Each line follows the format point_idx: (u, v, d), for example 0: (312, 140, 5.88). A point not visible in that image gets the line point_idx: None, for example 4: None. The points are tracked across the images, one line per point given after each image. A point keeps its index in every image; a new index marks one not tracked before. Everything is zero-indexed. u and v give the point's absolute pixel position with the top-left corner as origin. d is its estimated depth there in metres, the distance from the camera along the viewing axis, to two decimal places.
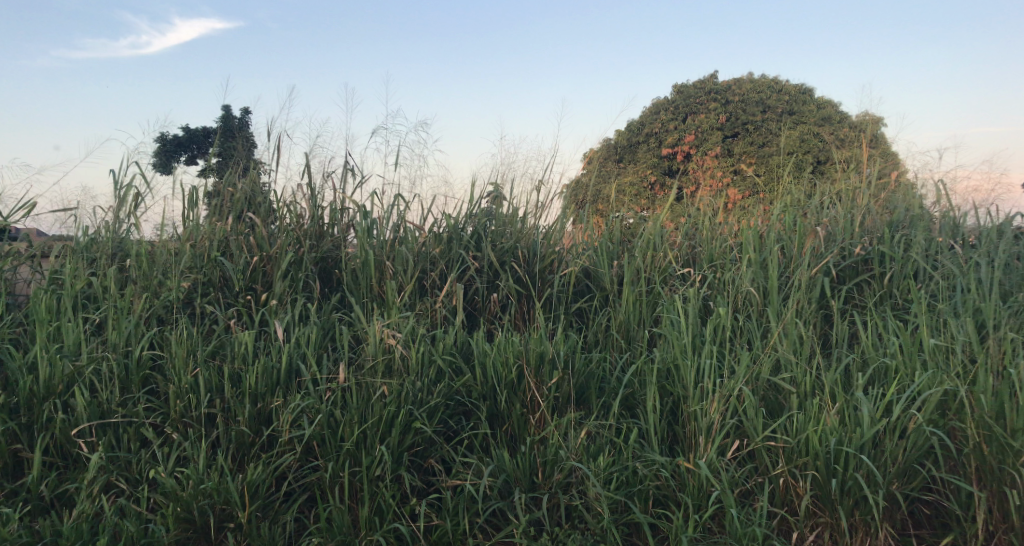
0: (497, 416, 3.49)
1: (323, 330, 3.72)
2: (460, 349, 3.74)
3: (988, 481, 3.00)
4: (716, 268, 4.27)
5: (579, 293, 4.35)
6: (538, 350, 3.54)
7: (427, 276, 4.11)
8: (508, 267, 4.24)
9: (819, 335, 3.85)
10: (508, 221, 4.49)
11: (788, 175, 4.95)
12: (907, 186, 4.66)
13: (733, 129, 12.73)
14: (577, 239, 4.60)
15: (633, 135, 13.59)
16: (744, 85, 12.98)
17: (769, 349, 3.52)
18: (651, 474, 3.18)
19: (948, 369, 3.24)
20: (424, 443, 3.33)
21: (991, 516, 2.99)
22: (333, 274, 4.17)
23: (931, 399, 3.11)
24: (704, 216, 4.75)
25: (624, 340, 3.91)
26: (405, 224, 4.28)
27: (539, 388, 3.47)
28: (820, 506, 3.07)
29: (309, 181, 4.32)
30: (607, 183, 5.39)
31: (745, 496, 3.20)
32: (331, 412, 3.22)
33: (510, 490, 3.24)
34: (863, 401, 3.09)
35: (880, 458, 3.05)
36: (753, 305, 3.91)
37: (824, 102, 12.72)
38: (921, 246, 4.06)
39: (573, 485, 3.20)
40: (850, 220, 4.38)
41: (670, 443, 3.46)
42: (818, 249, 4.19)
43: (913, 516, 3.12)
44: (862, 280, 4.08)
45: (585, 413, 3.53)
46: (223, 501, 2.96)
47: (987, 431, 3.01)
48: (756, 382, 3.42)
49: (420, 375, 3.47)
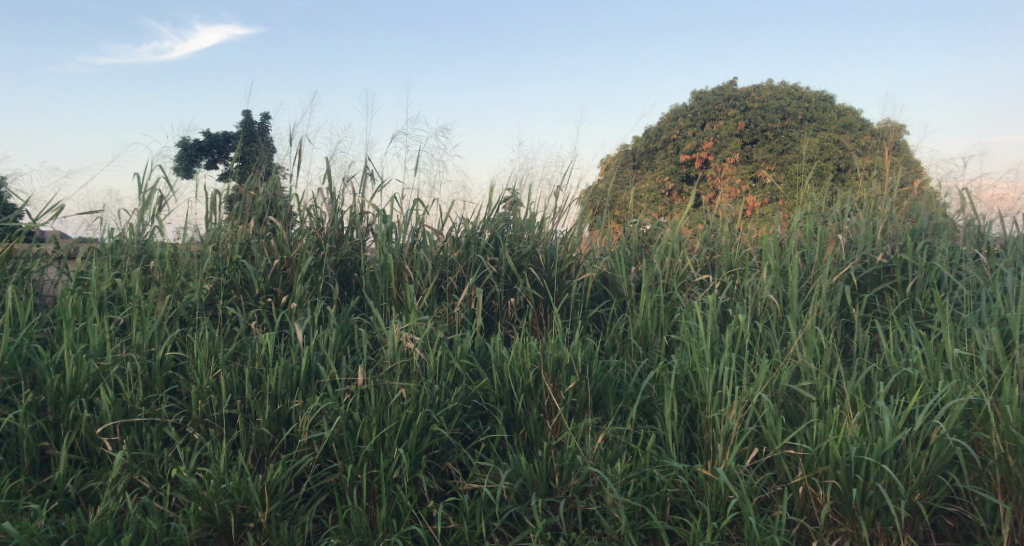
0: (514, 420, 3.49)
1: (342, 333, 3.74)
2: (478, 353, 3.75)
3: (1014, 493, 2.94)
4: (735, 275, 4.28)
5: (596, 298, 4.40)
6: (556, 354, 3.55)
7: (445, 280, 4.15)
8: (526, 271, 4.26)
9: (839, 343, 3.83)
10: (526, 226, 4.50)
11: (808, 183, 4.93)
12: (930, 194, 4.61)
13: (752, 136, 12.71)
14: (594, 245, 4.55)
15: (650, 142, 13.57)
16: (763, 91, 12.94)
17: (789, 357, 3.52)
18: (668, 480, 3.18)
19: (972, 378, 3.19)
20: (441, 446, 3.34)
21: (1017, 529, 2.93)
22: (352, 278, 4.20)
23: (956, 409, 3.05)
24: (723, 222, 4.74)
25: (641, 346, 3.90)
26: (424, 229, 4.31)
27: (557, 392, 3.48)
28: (841, 516, 3.04)
29: (329, 186, 4.36)
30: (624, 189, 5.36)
31: (763, 504, 3.19)
32: (350, 414, 3.24)
33: (527, 494, 3.23)
34: (884, 410, 3.06)
35: (903, 467, 3.01)
36: (773, 313, 3.90)
37: (844, 108, 12.65)
38: (944, 256, 4.02)
39: (590, 490, 3.20)
40: (871, 228, 4.36)
41: (688, 451, 3.45)
42: (840, 257, 4.15)
43: (937, 528, 3.05)
44: (884, 288, 4.05)
45: (603, 419, 3.54)
46: (243, 501, 2.99)
47: (1013, 442, 2.95)
48: (775, 390, 3.42)
49: (437, 378, 3.48)
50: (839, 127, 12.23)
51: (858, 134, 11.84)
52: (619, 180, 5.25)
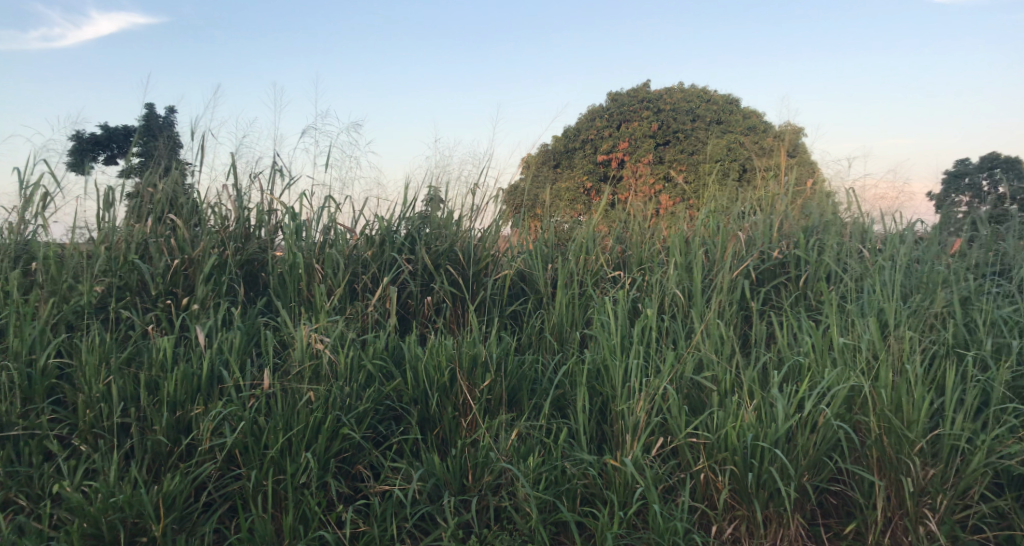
0: (428, 420, 3.50)
1: (247, 335, 3.67)
2: (393, 353, 3.72)
3: (886, 470, 3.14)
4: (644, 272, 4.43)
5: (514, 296, 4.46)
6: (471, 352, 3.59)
7: (359, 279, 4.11)
8: (443, 270, 4.26)
9: (739, 335, 4.03)
10: (443, 224, 4.49)
11: (714, 184, 5.10)
12: (822, 193, 4.85)
13: (665, 138, 13.00)
14: (512, 243, 4.63)
15: (569, 142, 13.78)
16: (674, 94, 13.38)
17: (692, 349, 3.68)
18: (579, 473, 3.29)
19: (854, 366, 3.38)
20: (352, 449, 3.32)
21: (889, 504, 3.13)
22: (259, 278, 4.12)
23: (839, 395, 3.24)
24: (636, 221, 4.89)
25: (556, 342, 4.02)
26: (336, 227, 4.26)
27: (471, 391, 3.52)
28: (738, 499, 3.20)
29: (235, 183, 4.27)
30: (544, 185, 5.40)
31: (667, 492, 3.32)
32: (254, 419, 3.19)
33: (439, 493, 3.26)
34: (777, 398, 3.24)
35: (793, 452, 3.19)
36: (679, 305, 4.09)
37: (750, 112, 13.23)
38: (833, 250, 4.26)
39: (503, 486, 3.26)
40: (769, 226, 4.59)
41: (599, 442, 3.57)
42: (739, 253, 4.37)
43: (822, 506, 3.27)
44: (779, 283, 4.28)
45: (517, 414, 3.61)
46: (135, 514, 2.90)
47: (887, 424, 3.15)
48: (679, 381, 3.58)
49: (348, 380, 3.46)
50: (745, 131, 12.83)
51: (762, 137, 12.33)
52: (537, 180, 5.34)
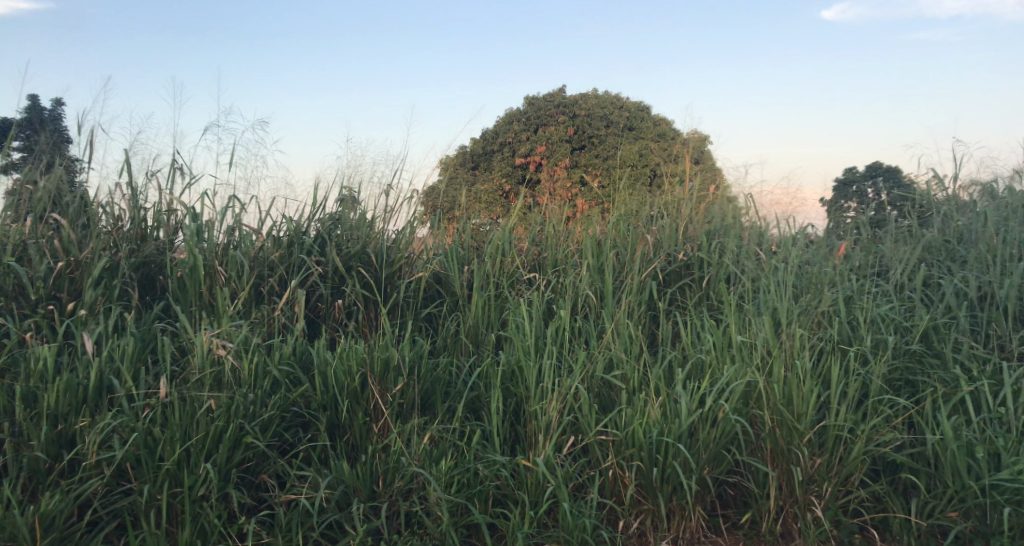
0: (337, 427, 3.46)
1: (142, 343, 3.55)
2: (300, 358, 3.65)
3: (779, 461, 3.30)
4: (559, 273, 4.52)
5: (429, 298, 4.45)
6: (383, 356, 3.56)
7: (264, 282, 4.03)
8: (354, 272, 4.22)
9: (648, 334, 4.16)
10: (355, 226, 4.43)
11: (625, 190, 5.22)
12: (723, 198, 5.04)
13: (580, 143, 13.27)
14: (429, 244, 4.63)
15: (486, 144, 13.83)
16: (589, 101, 13.59)
17: (603, 348, 3.77)
18: (491, 474, 3.31)
19: (751, 362, 3.53)
20: (256, 458, 3.25)
21: (781, 493, 3.29)
22: (156, 281, 3.97)
23: (736, 390, 3.39)
24: (552, 222, 4.95)
25: (471, 344, 4.05)
26: (241, 228, 4.16)
27: (383, 395, 3.50)
28: (644, 494, 3.30)
29: (129, 181, 4.12)
30: (462, 188, 5.41)
31: (577, 489, 3.39)
32: (148, 430, 3.09)
33: (348, 501, 3.22)
34: (681, 394, 3.36)
35: (695, 445, 3.32)
36: (592, 306, 4.18)
37: (660, 120, 13.69)
38: (733, 252, 4.45)
39: (414, 491, 3.25)
40: (675, 229, 4.74)
41: (512, 443, 3.62)
42: (648, 255, 4.51)
43: (722, 498, 3.42)
44: (684, 284, 4.45)
45: (431, 418, 3.62)
46: (9, 536, 2.76)
47: (779, 416, 3.31)
48: (591, 380, 3.66)
49: (253, 386, 3.39)
50: (655, 138, 13.27)
51: (672, 144, 12.75)
52: (455, 181, 5.33)
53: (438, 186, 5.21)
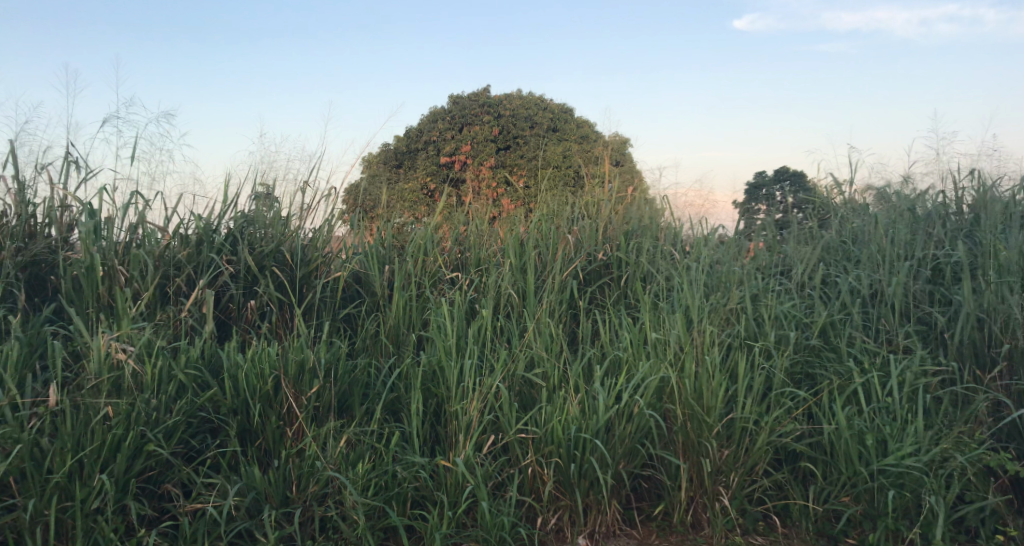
0: (248, 432, 3.35)
1: (30, 348, 3.37)
2: (209, 362, 3.53)
3: (691, 453, 3.37)
4: (481, 273, 4.50)
5: (349, 298, 4.38)
6: (298, 359, 3.46)
7: (170, 282, 3.88)
8: (268, 272, 4.11)
9: (569, 332, 4.20)
10: (269, 225, 4.30)
11: (547, 190, 5.25)
12: (641, 200, 5.11)
13: (505, 143, 13.32)
14: (347, 243, 4.55)
15: (410, 143, 13.70)
16: (513, 101, 13.68)
17: (525, 347, 3.78)
18: (410, 476, 3.28)
19: (665, 357, 3.60)
20: (159, 467, 3.13)
21: (692, 484, 3.38)
22: (46, 281, 3.78)
23: (650, 385, 3.46)
24: (474, 223, 4.92)
25: (392, 345, 4.00)
26: (144, 226, 3.99)
27: (298, 399, 3.41)
28: (562, 490, 3.32)
29: (15, 174, 3.90)
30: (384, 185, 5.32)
31: (497, 488, 3.39)
32: (36, 442, 2.93)
33: (260, 508, 3.14)
34: (599, 391, 3.39)
35: (611, 441, 3.38)
36: (514, 306, 4.19)
37: (584, 122, 13.89)
38: (649, 252, 4.55)
39: (330, 496, 3.18)
40: (596, 229, 4.80)
41: (432, 444, 3.60)
42: (569, 254, 4.55)
43: (636, 491, 3.49)
44: (604, 283, 4.51)
45: (348, 420, 3.56)
46: None
47: (690, 411, 3.39)
48: (512, 378, 3.66)
49: (156, 392, 3.25)
50: (578, 139, 13.46)
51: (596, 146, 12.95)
52: (376, 179, 5.24)
53: (358, 184, 5.11)
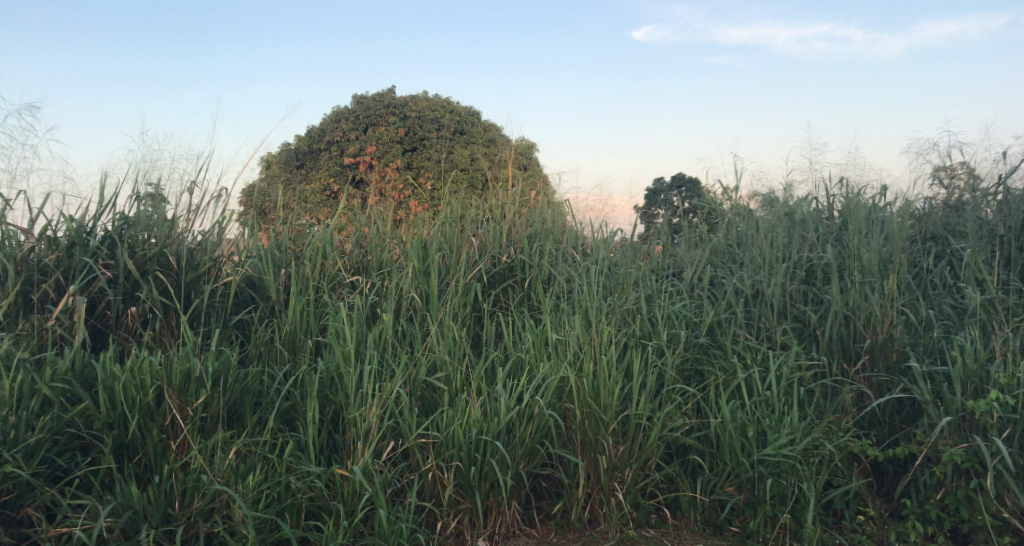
0: (126, 446, 3.15)
1: None
2: (82, 374, 3.30)
3: (588, 452, 3.40)
4: (383, 276, 4.40)
5: (242, 303, 4.20)
6: (183, 368, 3.27)
7: (36, 290, 3.63)
8: (151, 276, 3.88)
9: (472, 335, 4.16)
10: (152, 226, 4.05)
11: (451, 193, 5.17)
12: (543, 203, 5.13)
13: (411, 144, 13.16)
14: (241, 246, 4.35)
15: (312, 143, 13.33)
16: (419, 103, 13.54)
17: (427, 351, 3.71)
18: (304, 486, 3.16)
19: (564, 358, 3.60)
20: (19, 490, 2.91)
21: (588, 482, 3.41)
22: None
23: (549, 385, 3.46)
24: (375, 225, 4.80)
25: (288, 352, 3.84)
26: (8, 228, 3.75)
27: (183, 410, 3.21)
28: (462, 494, 3.28)
29: None
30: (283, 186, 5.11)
31: (396, 494, 3.32)
32: None
33: (138, 527, 2.96)
34: (500, 393, 3.35)
35: (512, 442, 3.35)
36: (416, 309, 4.11)
37: (490, 125, 13.90)
38: (549, 256, 4.58)
39: (217, 510, 3.03)
40: (500, 231, 4.78)
41: (329, 452, 3.48)
42: (472, 257, 4.51)
43: (536, 490, 3.50)
44: (507, 285, 4.50)
45: (238, 431, 3.40)
46: None
47: (587, 409, 3.42)
48: (414, 383, 3.58)
49: (17, 407, 3.02)
50: (485, 142, 13.46)
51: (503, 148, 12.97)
52: (272, 180, 5.03)
53: (254, 186, 4.89)
